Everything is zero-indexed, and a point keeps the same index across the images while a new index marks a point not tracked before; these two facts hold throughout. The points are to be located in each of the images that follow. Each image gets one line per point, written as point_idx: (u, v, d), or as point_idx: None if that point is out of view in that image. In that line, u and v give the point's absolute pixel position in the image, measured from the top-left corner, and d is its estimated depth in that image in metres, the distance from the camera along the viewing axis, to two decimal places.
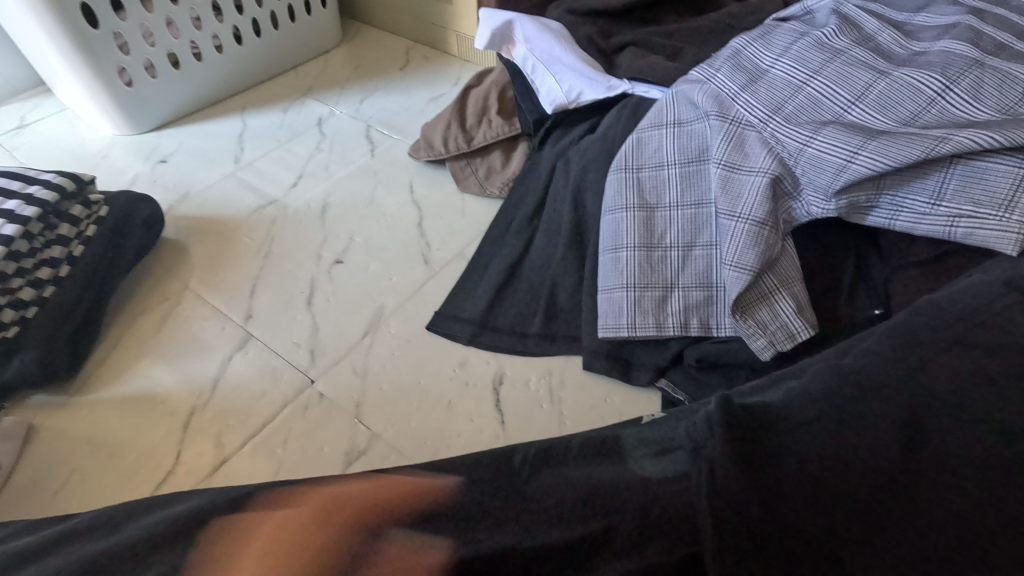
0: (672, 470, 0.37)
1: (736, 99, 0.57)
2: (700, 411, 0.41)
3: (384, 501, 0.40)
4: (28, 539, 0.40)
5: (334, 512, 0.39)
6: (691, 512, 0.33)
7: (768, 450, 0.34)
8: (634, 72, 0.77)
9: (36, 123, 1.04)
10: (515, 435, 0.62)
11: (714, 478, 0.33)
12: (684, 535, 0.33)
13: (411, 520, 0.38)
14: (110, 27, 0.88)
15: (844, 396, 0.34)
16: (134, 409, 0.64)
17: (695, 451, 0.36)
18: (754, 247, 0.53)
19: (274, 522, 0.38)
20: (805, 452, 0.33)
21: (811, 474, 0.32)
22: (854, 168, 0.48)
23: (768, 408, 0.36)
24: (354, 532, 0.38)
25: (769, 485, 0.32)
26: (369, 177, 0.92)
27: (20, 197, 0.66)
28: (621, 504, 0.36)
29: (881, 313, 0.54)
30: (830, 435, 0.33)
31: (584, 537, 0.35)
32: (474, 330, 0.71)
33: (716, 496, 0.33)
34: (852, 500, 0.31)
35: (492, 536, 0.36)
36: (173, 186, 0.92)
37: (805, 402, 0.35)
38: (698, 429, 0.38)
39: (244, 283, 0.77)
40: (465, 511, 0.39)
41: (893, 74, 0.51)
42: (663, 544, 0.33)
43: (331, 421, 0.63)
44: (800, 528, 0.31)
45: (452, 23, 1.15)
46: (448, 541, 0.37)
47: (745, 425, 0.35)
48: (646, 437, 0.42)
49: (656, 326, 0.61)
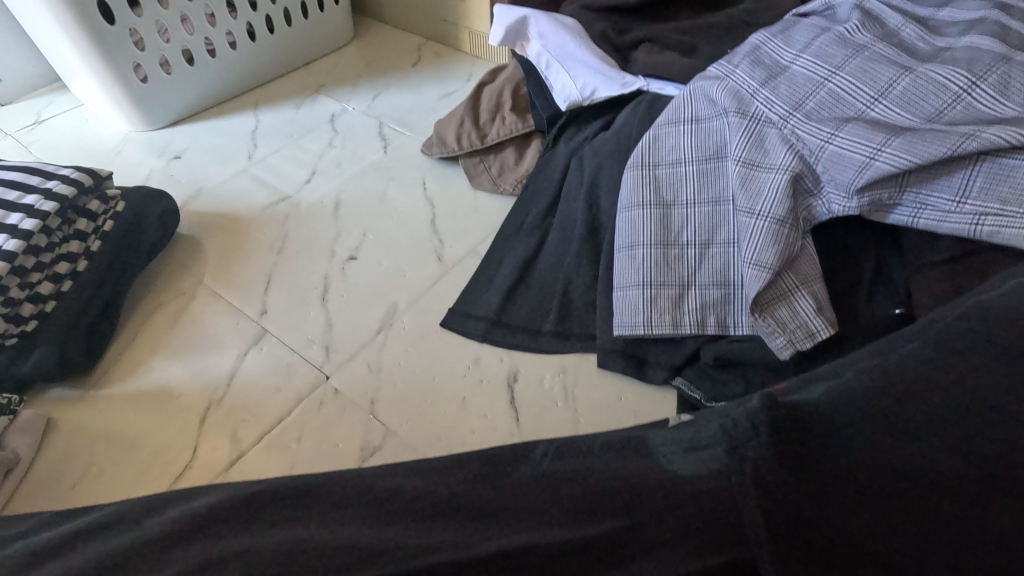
0: (710, 469, 0.36)
1: (755, 95, 0.56)
2: (731, 412, 0.40)
3: (401, 497, 0.40)
4: (51, 532, 0.40)
5: (352, 506, 0.39)
6: (733, 512, 0.34)
7: (813, 450, 0.34)
8: (649, 68, 0.77)
9: (52, 119, 1.05)
10: (529, 433, 0.62)
11: (759, 477, 0.34)
12: (731, 534, 0.34)
13: (429, 517, 0.38)
14: (126, 23, 0.89)
15: (888, 396, 0.34)
16: (150, 404, 0.65)
17: (733, 450, 0.36)
18: (774, 245, 0.52)
19: (293, 514, 0.38)
20: (847, 451, 0.33)
21: (854, 474, 0.33)
22: (878, 165, 0.47)
23: (810, 407, 0.36)
24: (374, 528, 0.38)
25: (813, 486, 0.33)
26: (381, 174, 0.92)
27: (39, 193, 0.66)
28: (655, 501, 0.36)
29: (903, 312, 0.53)
30: (877, 436, 0.33)
31: (616, 533, 0.35)
32: (488, 327, 0.71)
33: (761, 498, 0.33)
34: (900, 499, 0.32)
35: (512, 531, 0.36)
36: (187, 182, 0.92)
37: (847, 402, 0.35)
38: (736, 428, 0.37)
39: (258, 279, 0.77)
40: (484, 509, 0.38)
41: (917, 70, 0.50)
42: (709, 542, 0.34)
43: (345, 417, 0.63)
44: (843, 528, 0.32)
45: (464, 20, 1.15)
46: (467, 537, 0.37)
47: (788, 424, 0.35)
48: (676, 437, 0.42)
49: (672, 324, 0.60)
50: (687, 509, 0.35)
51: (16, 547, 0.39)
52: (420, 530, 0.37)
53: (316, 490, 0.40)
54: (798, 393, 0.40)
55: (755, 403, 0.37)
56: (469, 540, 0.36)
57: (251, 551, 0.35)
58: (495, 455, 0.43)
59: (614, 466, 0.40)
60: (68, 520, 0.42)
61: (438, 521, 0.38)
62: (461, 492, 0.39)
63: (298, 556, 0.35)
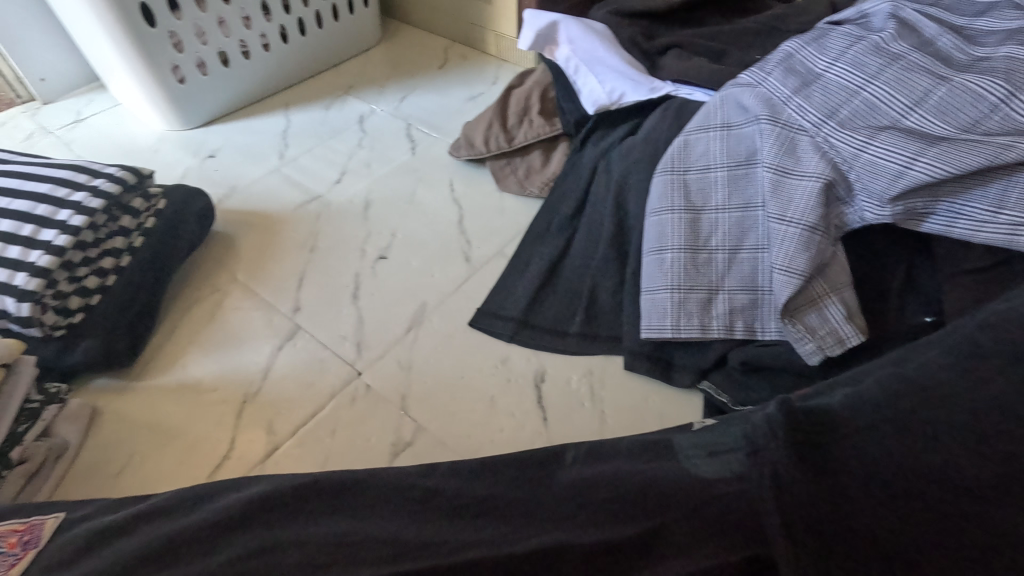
0: (728, 471, 0.38)
1: (788, 103, 0.57)
2: (755, 415, 0.42)
3: (441, 493, 0.41)
4: (110, 516, 0.42)
5: (394, 502, 0.40)
6: (755, 512, 0.35)
7: (830, 453, 0.36)
8: (678, 74, 0.77)
9: (91, 118, 1.08)
10: (556, 432, 0.63)
11: (778, 478, 0.35)
12: (751, 537, 0.35)
13: (468, 511, 0.39)
14: (167, 26, 0.91)
15: (904, 404, 0.36)
16: (189, 395, 0.67)
17: (753, 453, 0.37)
18: (805, 252, 0.53)
19: (340, 509, 0.40)
20: (865, 455, 0.35)
21: (874, 477, 0.34)
22: (913, 174, 0.48)
23: (828, 414, 0.38)
24: (415, 521, 0.39)
25: (835, 488, 0.34)
26: (410, 175, 0.94)
27: (87, 189, 0.68)
28: (679, 503, 0.37)
29: (933, 321, 0.53)
30: (893, 441, 0.35)
31: (642, 534, 0.36)
32: (516, 328, 0.72)
33: (783, 500, 0.35)
34: (916, 501, 0.33)
35: (548, 530, 0.37)
36: (221, 180, 0.95)
37: (865, 408, 0.37)
38: (757, 431, 0.38)
39: (291, 277, 0.79)
40: (521, 505, 0.40)
41: (954, 80, 0.50)
42: (726, 544, 0.35)
43: (377, 412, 0.65)
44: (868, 530, 0.33)
45: (491, 23, 1.16)
46: (505, 532, 0.38)
47: (804, 428, 0.37)
48: (699, 441, 0.43)
49: (700, 328, 0.61)
50: (710, 509, 0.36)
51: (78, 530, 0.41)
52: (462, 526, 0.38)
53: (360, 482, 0.41)
54: (828, 399, 0.41)
55: (772, 407, 0.40)
56: (509, 535, 0.37)
57: (302, 543, 0.37)
58: (529, 455, 0.45)
59: (646, 467, 0.41)
60: (123, 506, 0.44)
61: (477, 517, 0.39)
62: (498, 491, 0.41)
63: (347, 547, 0.37)
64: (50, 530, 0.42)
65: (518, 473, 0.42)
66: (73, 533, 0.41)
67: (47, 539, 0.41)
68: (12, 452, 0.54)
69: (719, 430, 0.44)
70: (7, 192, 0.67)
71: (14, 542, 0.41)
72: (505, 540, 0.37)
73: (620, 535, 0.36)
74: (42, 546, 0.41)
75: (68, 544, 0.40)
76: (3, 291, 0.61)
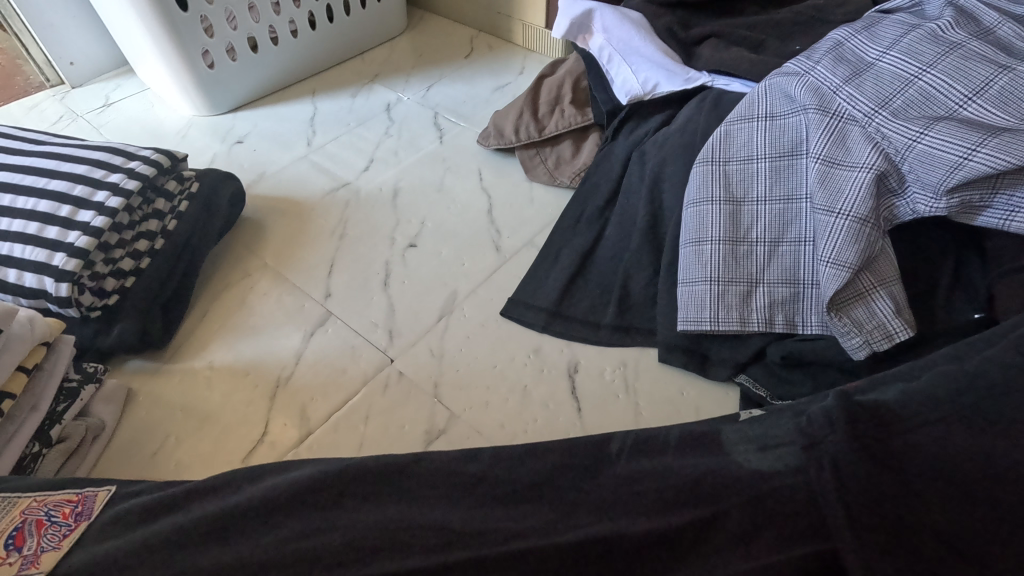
0: (782, 465, 0.37)
1: (838, 92, 0.55)
2: (811, 408, 0.41)
3: (486, 479, 0.41)
4: (157, 493, 0.42)
5: (441, 487, 0.40)
6: (816, 504, 0.34)
7: (892, 447, 0.35)
8: (715, 64, 0.75)
9: (120, 102, 1.08)
10: (590, 423, 0.63)
11: (840, 469, 0.35)
12: (813, 532, 0.34)
13: (518, 498, 0.39)
14: (198, 10, 0.91)
15: (968, 400, 0.35)
16: (221, 379, 0.67)
17: (810, 446, 0.37)
18: (854, 244, 0.52)
19: (388, 492, 0.40)
20: (931, 448, 0.34)
21: (940, 471, 0.33)
22: (972, 165, 0.46)
23: (889, 408, 0.37)
24: (464, 507, 0.39)
25: (899, 479, 0.34)
26: (438, 163, 0.93)
27: (123, 171, 0.68)
28: (734, 494, 0.36)
29: (982, 317, 0.52)
30: (958, 435, 0.34)
31: (693, 522, 0.36)
32: (548, 318, 0.71)
33: (845, 488, 0.34)
34: (987, 495, 0.32)
35: (601, 519, 0.37)
36: (250, 166, 0.95)
37: (925, 403, 0.36)
38: (814, 424, 0.38)
39: (321, 263, 0.79)
40: (572, 494, 0.39)
41: (1017, 69, 0.48)
42: (784, 536, 0.34)
43: (411, 399, 0.65)
44: (938, 525, 0.32)
45: (518, 12, 1.15)
46: (557, 521, 0.37)
47: (864, 421, 0.36)
48: (748, 434, 0.41)
49: (739, 321, 0.60)
50: (766, 501, 0.35)
51: (125, 506, 0.42)
52: (512, 513, 0.38)
53: (407, 467, 0.41)
54: (884, 393, 0.40)
55: (828, 401, 0.39)
56: (561, 524, 0.37)
57: (352, 525, 0.37)
58: (573, 440, 0.44)
59: (698, 458, 0.40)
60: (167, 485, 0.44)
61: (526, 504, 0.39)
62: (547, 477, 0.40)
63: (398, 530, 0.37)
64: (101, 502, 0.43)
65: (565, 459, 0.42)
66: (120, 510, 0.41)
67: (99, 510, 0.42)
68: (52, 430, 0.55)
69: (771, 422, 0.42)
70: (44, 172, 0.67)
71: (67, 512, 0.42)
72: (556, 528, 0.37)
73: (668, 525, 0.36)
74: (93, 518, 0.41)
75: (117, 519, 0.40)
76: (43, 271, 0.61)
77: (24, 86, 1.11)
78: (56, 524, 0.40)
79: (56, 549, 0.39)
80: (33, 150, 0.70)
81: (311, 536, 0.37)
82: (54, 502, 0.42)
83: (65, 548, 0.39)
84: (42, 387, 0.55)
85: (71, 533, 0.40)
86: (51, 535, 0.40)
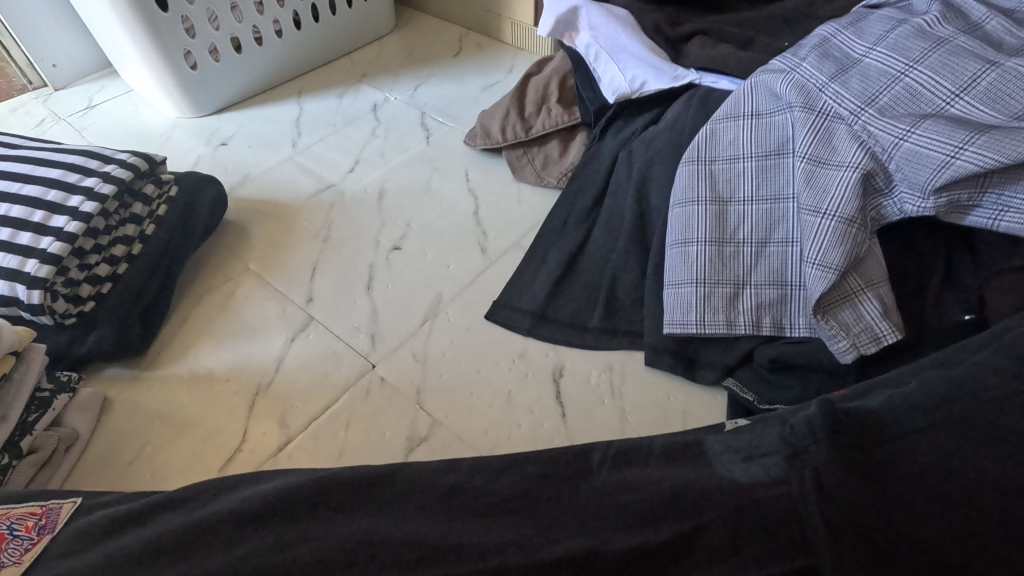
0: (762, 476, 0.36)
1: (824, 90, 0.54)
2: (793, 417, 0.39)
3: (459, 492, 0.39)
4: (124, 506, 0.41)
5: (414, 500, 0.39)
6: (797, 517, 0.33)
7: (875, 457, 0.34)
8: (703, 62, 0.74)
9: (104, 104, 1.07)
10: (576, 429, 0.62)
11: (820, 481, 0.33)
12: (796, 546, 0.32)
13: (491, 511, 0.38)
14: (179, 10, 0.90)
15: (951, 407, 0.34)
16: (200, 386, 0.66)
17: (793, 456, 0.35)
18: (840, 244, 0.50)
19: (358, 506, 0.39)
20: (913, 458, 0.33)
21: (925, 482, 0.32)
22: (958, 164, 0.45)
23: (870, 415, 0.36)
24: (436, 524, 0.37)
25: (882, 492, 0.32)
26: (425, 164, 0.92)
27: (98, 175, 0.67)
28: (715, 509, 0.35)
29: (973, 319, 0.50)
30: (942, 445, 0.33)
31: (673, 538, 0.34)
32: (534, 321, 0.70)
33: (827, 501, 0.33)
34: (972, 507, 0.31)
35: (576, 533, 0.36)
36: (234, 169, 0.93)
37: (909, 410, 0.35)
38: (795, 433, 0.36)
39: (304, 267, 0.78)
40: (546, 509, 0.38)
41: (1005, 65, 0.47)
42: (764, 547, 0.33)
43: (393, 406, 0.64)
44: (923, 538, 0.31)
45: (507, 11, 1.13)
46: (529, 535, 0.36)
47: (847, 429, 0.35)
48: (730, 444, 0.40)
49: (726, 324, 0.59)
50: (748, 515, 0.34)
51: (87, 521, 0.40)
52: (487, 525, 0.37)
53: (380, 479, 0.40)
54: (868, 401, 0.39)
55: (809, 408, 0.38)
56: (536, 538, 0.36)
57: (320, 540, 0.36)
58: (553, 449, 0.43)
59: (678, 469, 0.39)
60: (134, 499, 0.43)
61: (501, 515, 0.38)
62: (523, 488, 0.39)
63: (368, 544, 0.36)
64: (66, 515, 0.42)
65: (544, 471, 0.40)
66: (83, 524, 0.40)
67: (63, 523, 0.41)
68: (22, 441, 0.54)
69: (754, 429, 0.42)
70: (18, 177, 0.66)
71: (30, 525, 0.40)
72: (531, 546, 0.35)
73: (651, 541, 0.34)
74: (57, 532, 0.40)
75: (78, 535, 0.39)
76: (15, 278, 0.59)
77: (6, 88, 1.10)
78: (19, 538, 0.39)
79: (17, 564, 0.37)
80: (8, 154, 0.69)
81: (275, 553, 0.36)
82: (17, 512, 0.41)
83: (27, 562, 0.37)
84: (12, 397, 0.54)
85: (36, 546, 0.39)
86: (12, 549, 0.38)
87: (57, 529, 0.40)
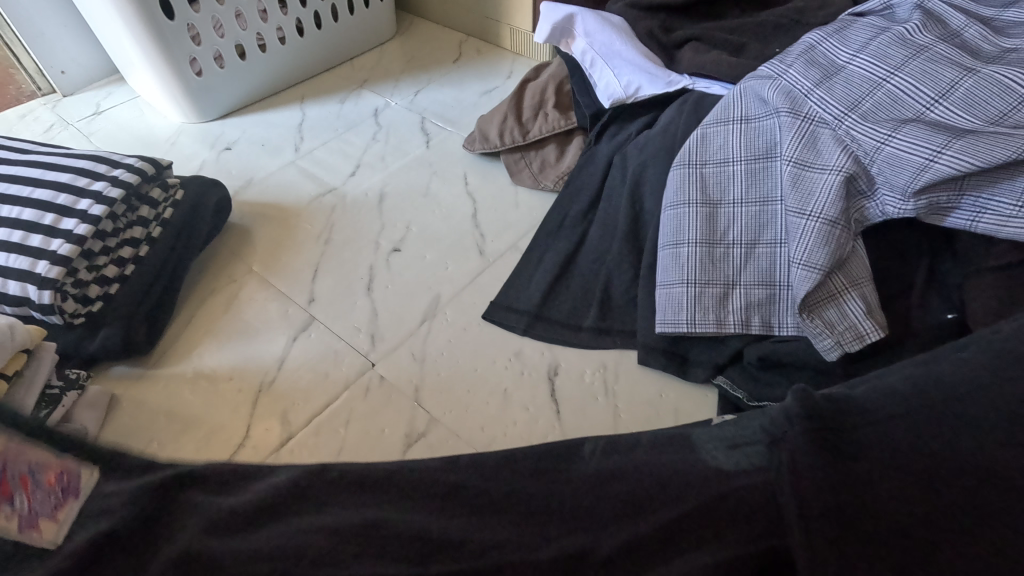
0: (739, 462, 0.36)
1: (809, 95, 0.56)
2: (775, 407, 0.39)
3: (452, 479, 0.41)
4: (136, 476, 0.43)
5: (411, 487, 0.40)
6: (775, 503, 0.33)
7: (852, 439, 0.33)
8: (696, 67, 0.76)
9: (111, 110, 1.09)
10: (569, 426, 0.63)
11: (796, 464, 0.33)
12: (769, 530, 0.33)
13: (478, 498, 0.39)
14: (185, 18, 0.92)
15: (931, 395, 0.34)
16: (204, 384, 0.68)
17: (773, 443, 0.36)
18: (825, 246, 0.52)
19: (355, 495, 0.40)
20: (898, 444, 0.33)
21: (900, 463, 0.32)
22: (937, 167, 0.47)
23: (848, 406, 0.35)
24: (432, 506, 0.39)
25: (859, 472, 0.32)
26: (424, 168, 0.94)
27: (107, 179, 0.69)
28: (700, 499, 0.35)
29: (956, 317, 0.52)
30: (920, 428, 0.33)
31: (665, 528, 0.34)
32: (529, 321, 0.72)
33: (801, 484, 0.32)
34: (949, 490, 0.31)
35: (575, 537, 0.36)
36: (238, 173, 0.95)
37: (891, 398, 0.35)
38: (775, 423, 0.37)
39: (306, 268, 0.80)
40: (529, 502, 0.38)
41: (981, 72, 0.49)
42: (740, 533, 0.33)
43: (391, 403, 0.65)
44: (895, 520, 0.31)
45: (506, 17, 1.15)
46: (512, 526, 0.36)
47: (824, 413, 0.35)
48: (719, 435, 0.41)
49: (716, 323, 0.60)
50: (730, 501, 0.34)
51: None
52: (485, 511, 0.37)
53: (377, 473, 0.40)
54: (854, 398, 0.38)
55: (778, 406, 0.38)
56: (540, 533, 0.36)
57: (321, 526, 0.38)
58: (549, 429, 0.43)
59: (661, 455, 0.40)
60: None
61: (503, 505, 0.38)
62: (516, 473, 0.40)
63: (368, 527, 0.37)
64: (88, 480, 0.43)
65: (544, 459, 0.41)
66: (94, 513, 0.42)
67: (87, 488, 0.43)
68: None
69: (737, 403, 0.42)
70: (30, 181, 0.68)
71: (54, 479, 0.43)
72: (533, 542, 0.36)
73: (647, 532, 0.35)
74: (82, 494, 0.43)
75: None
76: (26, 278, 0.61)
77: (15, 94, 1.12)
78: (48, 492, 0.42)
79: (52, 520, 0.41)
80: (19, 159, 0.71)
81: (274, 541, 0.37)
82: (37, 458, 0.43)
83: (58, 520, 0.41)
84: (23, 394, 0.56)
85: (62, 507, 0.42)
86: (42, 502, 0.41)
87: (83, 482, 0.43)
